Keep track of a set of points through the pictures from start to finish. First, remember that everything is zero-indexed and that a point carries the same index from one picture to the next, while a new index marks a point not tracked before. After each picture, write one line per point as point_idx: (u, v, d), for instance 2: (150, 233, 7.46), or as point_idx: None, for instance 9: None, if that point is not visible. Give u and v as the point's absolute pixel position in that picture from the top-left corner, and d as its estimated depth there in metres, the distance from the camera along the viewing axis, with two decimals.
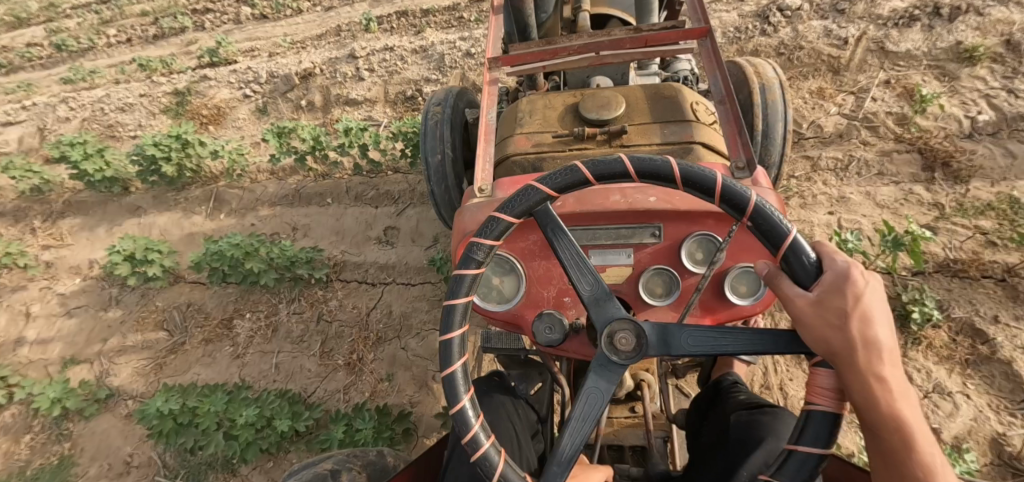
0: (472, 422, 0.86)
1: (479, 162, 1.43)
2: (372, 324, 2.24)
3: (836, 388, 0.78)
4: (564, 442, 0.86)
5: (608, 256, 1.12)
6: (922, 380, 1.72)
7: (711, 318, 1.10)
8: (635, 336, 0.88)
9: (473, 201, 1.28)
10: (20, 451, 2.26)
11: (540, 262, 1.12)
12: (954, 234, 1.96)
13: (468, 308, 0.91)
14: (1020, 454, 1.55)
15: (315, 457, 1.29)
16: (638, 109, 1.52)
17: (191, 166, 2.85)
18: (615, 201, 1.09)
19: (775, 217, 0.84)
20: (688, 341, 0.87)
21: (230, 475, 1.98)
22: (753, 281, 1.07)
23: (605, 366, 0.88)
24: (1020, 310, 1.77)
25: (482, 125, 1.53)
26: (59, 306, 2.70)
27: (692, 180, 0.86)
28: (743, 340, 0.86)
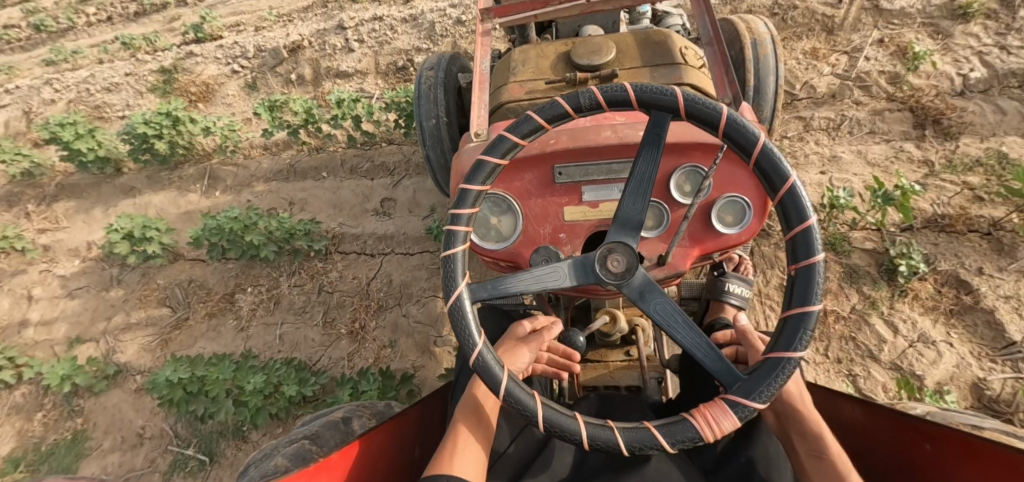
0: (466, 206, 0.99)
1: (474, 109, 1.50)
2: (373, 293, 2.28)
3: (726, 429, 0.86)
4: (512, 282, 0.98)
5: (601, 192, 1.17)
6: (908, 330, 1.78)
7: (699, 249, 1.14)
8: (625, 268, 0.97)
9: (471, 144, 1.36)
10: (34, 428, 2.32)
11: (536, 201, 1.18)
12: (942, 190, 2.00)
13: (535, 130, 0.99)
14: (998, 396, 1.64)
15: (328, 409, 1.46)
16: (628, 54, 1.53)
17: (183, 143, 2.83)
18: (607, 137, 1.15)
19: (815, 284, 0.86)
20: (652, 304, 0.96)
21: (242, 440, 2.06)
22: (739, 210, 1.13)
23: (586, 266, 0.98)
24: (1004, 261, 1.82)
25: (475, 74, 1.62)
26: (60, 288, 2.73)
27: (792, 196, 0.89)
28: (693, 333, 0.94)
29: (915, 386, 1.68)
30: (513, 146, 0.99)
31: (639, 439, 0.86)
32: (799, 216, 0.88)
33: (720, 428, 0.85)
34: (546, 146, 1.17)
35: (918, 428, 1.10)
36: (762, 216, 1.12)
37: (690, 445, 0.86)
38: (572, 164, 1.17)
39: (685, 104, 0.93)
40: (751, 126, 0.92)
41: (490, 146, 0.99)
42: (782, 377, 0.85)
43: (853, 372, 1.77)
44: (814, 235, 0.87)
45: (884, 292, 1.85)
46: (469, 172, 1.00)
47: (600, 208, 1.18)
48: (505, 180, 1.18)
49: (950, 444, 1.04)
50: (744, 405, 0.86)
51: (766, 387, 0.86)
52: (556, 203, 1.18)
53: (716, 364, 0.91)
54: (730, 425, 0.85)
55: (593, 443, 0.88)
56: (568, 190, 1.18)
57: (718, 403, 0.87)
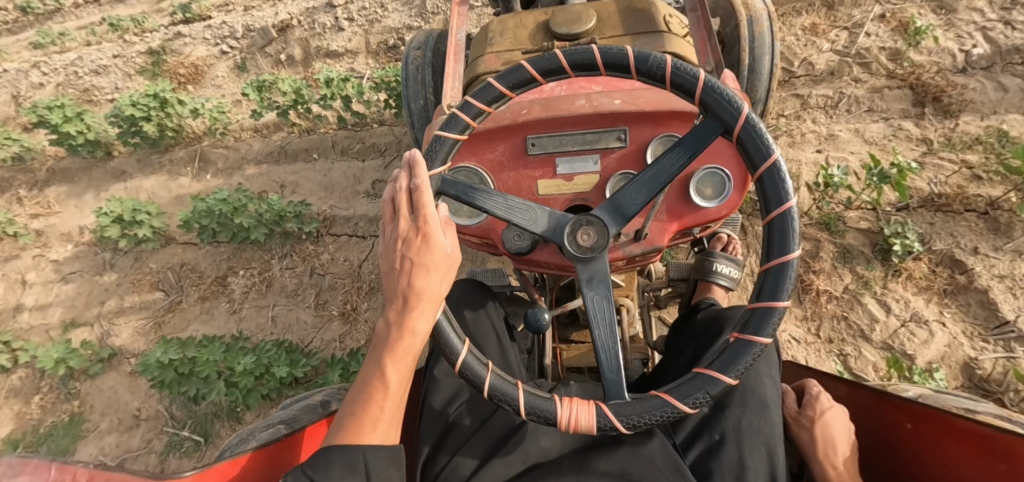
0: (483, 104, 1.04)
1: (449, 81, 1.53)
2: (364, 275, 2.27)
3: (587, 424, 0.89)
4: (484, 201, 1.03)
5: (576, 165, 1.15)
6: (900, 309, 1.77)
7: (678, 223, 1.12)
8: (593, 244, 0.97)
9: (441, 117, 1.36)
10: (32, 411, 2.34)
11: (509, 174, 1.17)
12: (940, 170, 1.97)
13: (586, 63, 0.99)
14: (989, 376, 1.63)
15: (306, 393, 1.51)
16: (610, 22, 1.53)
17: (172, 126, 2.80)
18: (581, 105, 1.16)
19: (743, 359, 0.89)
20: (592, 289, 0.98)
21: (236, 422, 2.06)
22: (719, 182, 1.10)
23: (556, 217, 1.00)
24: (1000, 241, 1.80)
25: (449, 45, 1.60)
26: (54, 273, 2.73)
27: (779, 272, 0.89)
28: (610, 335, 0.96)
29: (906, 367, 1.67)
30: (557, 70, 1.01)
31: (502, 391, 0.92)
32: (774, 294, 0.89)
33: (577, 420, 0.89)
34: (518, 116, 1.18)
35: (900, 407, 1.09)
36: (741, 189, 1.11)
37: (542, 421, 0.91)
38: (546, 135, 1.16)
39: (743, 127, 0.94)
40: (789, 189, 0.92)
41: (537, 60, 1.01)
42: (663, 411, 0.89)
43: (844, 352, 1.77)
44: (773, 318, 0.88)
45: (878, 272, 1.84)
46: (508, 70, 1.03)
47: (575, 181, 1.14)
48: (477, 152, 1.19)
49: (934, 423, 1.03)
50: (609, 417, 0.90)
51: (634, 416, 0.89)
52: (530, 176, 1.16)
53: (612, 376, 0.94)
54: (587, 426, 0.89)
55: (464, 371, 0.95)
56: (541, 162, 1.16)
57: (591, 405, 0.90)
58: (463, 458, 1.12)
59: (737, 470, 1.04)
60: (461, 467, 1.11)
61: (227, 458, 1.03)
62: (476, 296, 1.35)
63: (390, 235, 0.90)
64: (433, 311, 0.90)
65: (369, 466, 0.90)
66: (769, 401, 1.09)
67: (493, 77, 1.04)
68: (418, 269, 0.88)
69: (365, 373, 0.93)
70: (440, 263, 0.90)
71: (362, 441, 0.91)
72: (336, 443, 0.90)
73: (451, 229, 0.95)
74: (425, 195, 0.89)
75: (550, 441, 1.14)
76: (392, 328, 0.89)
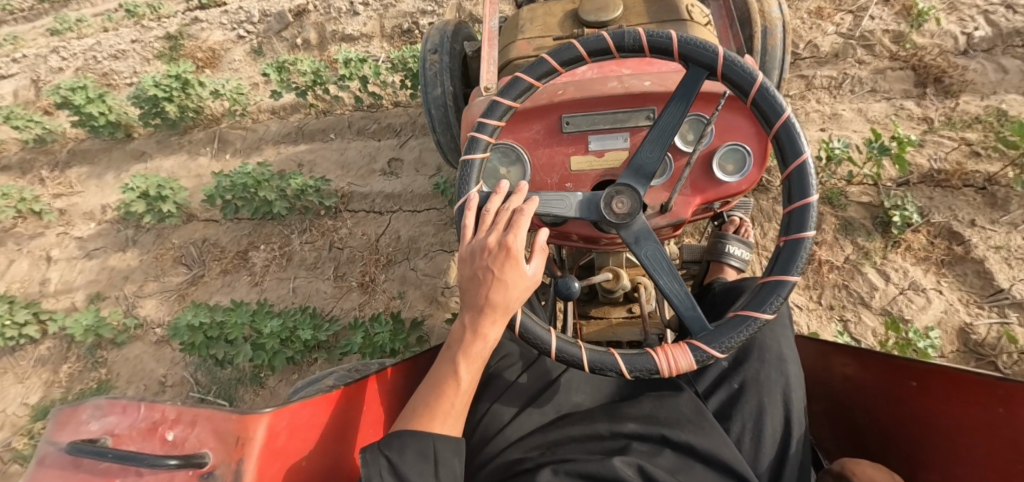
0: (495, 116, 1.12)
1: (485, 65, 1.54)
2: (382, 248, 2.34)
3: (689, 366, 0.98)
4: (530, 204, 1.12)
5: (606, 142, 1.23)
6: (899, 278, 1.84)
7: (701, 197, 1.20)
8: (628, 210, 1.05)
9: (480, 99, 1.44)
10: (62, 379, 2.47)
11: (544, 150, 1.25)
12: (940, 146, 2.04)
13: (576, 60, 1.09)
14: (983, 340, 1.70)
15: (319, 376, 1.59)
16: (635, 11, 1.60)
17: (192, 107, 2.89)
18: (612, 87, 1.20)
19: (799, 256, 0.97)
20: (644, 249, 1.07)
21: (260, 386, 2.15)
22: (739, 158, 1.17)
23: (592, 200, 1.08)
24: (997, 215, 1.87)
25: (484, 32, 1.62)
26: (78, 250, 2.86)
27: (800, 173, 0.99)
28: (673, 281, 1.06)
29: (905, 331, 1.74)
30: (552, 72, 1.11)
31: (600, 361, 1.01)
32: (802, 193, 0.99)
33: (677, 366, 0.98)
34: (554, 96, 1.22)
35: (910, 369, 1.14)
36: (761, 163, 1.18)
37: (646, 375, 1.00)
38: (580, 114, 1.22)
39: (724, 64, 1.02)
40: (782, 101, 1.02)
41: (529, 67, 1.12)
42: (746, 331, 0.98)
43: (845, 317, 1.84)
44: (811, 213, 0.98)
45: (877, 244, 1.91)
46: (505, 86, 1.13)
47: (605, 157, 1.23)
48: (514, 130, 1.25)
49: (943, 383, 1.09)
50: (705, 351, 0.98)
51: (726, 341, 0.98)
52: (563, 152, 1.24)
53: (690, 313, 1.04)
54: (687, 367, 0.98)
55: (561, 355, 1.02)
56: (575, 140, 1.24)
57: (681, 345, 0.99)
58: (502, 405, 1.25)
59: (756, 418, 1.12)
60: (501, 414, 1.23)
61: (298, 400, 1.06)
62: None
63: (478, 243, 0.98)
64: (504, 322, 0.98)
65: (438, 455, 0.97)
66: (785, 355, 1.16)
67: (496, 95, 1.13)
68: (498, 284, 0.95)
69: (438, 371, 1.01)
70: (522, 288, 0.97)
71: (431, 430, 0.98)
72: (409, 427, 0.99)
73: (539, 254, 1.01)
74: (523, 216, 0.98)
75: (581, 396, 1.24)
76: (467, 331, 0.98)
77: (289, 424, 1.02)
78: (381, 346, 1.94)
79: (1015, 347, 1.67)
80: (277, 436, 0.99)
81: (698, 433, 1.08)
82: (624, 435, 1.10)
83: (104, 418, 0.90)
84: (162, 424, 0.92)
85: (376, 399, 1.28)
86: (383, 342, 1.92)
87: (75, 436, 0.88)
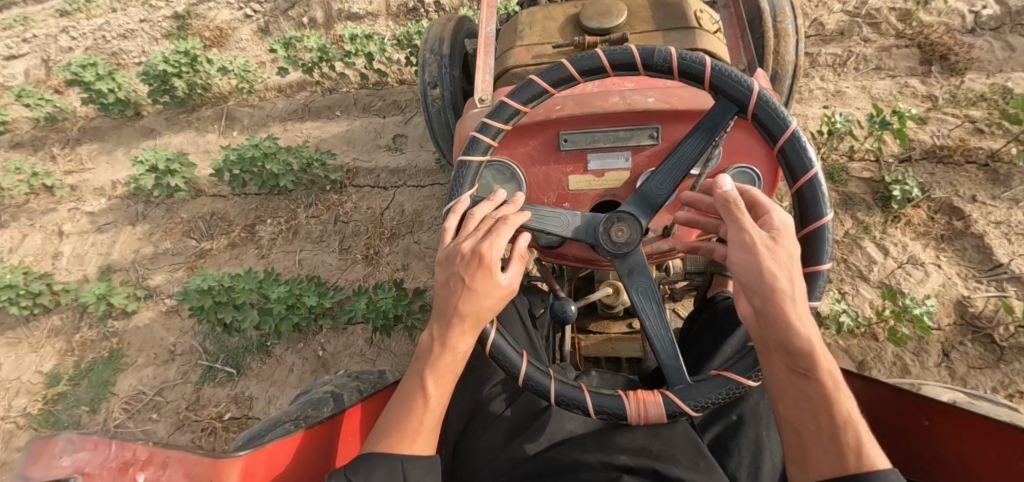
0: (503, 119, 1.12)
1: (480, 73, 1.52)
2: (386, 222, 2.37)
3: (659, 417, 0.97)
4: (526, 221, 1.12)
5: (606, 161, 1.23)
6: (897, 253, 1.85)
7: None
8: (626, 240, 1.07)
9: (473, 111, 1.42)
10: (74, 348, 2.54)
11: (540, 168, 1.25)
12: (943, 124, 2.04)
13: (596, 69, 1.08)
14: (980, 313, 1.71)
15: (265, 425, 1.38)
16: (639, 17, 1.62)
17: (200, 84, 2.93)
18: (614, 103, 1.19)
19: None
20: (636, 283, 1.07)
21: (267, 355, 2.21)
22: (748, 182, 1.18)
23: (592, 226, 1.10)
24: (998, 191, 1.87)
25: (480, 38, 1.60)
26: (89, 224, 2.91)
27: (817, 236, 0.98)
28: (660, 324, 1.05)
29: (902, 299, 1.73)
30: (569, 79, 1.09)
31: (569, 396, 1.00)
32: (814, 258, 0.98)
33: (646, 416, 0.96)
34: (551, 112, 1.22)
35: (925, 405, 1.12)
36: (771, 187, 1.18)
37: (613, 418, 0.98)
38: (578, 132, 1.22)
39: (756, 104, 1.02)
40: (811, 157, 1.01)
41: (544, 71, 1.10)
42: (730, 388, 0.95)
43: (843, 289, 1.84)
44: (819, 282, 0.97)
45: (877, 219, 1.91)
46: (518, 87, 1.12)
47: (605, 177, 1.23)
48: (510, 147, 1.26)
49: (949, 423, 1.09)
50: (677, 405, 0.96)
51: (701, 398, 0.96)
52: (560, 171, 1.25)
53: (671, 363, 1.02)
54: (657, 417, 0.97)
55: (529, 383, 1.03)
56: (574, 157, 1.24)
57: (656, 397, 0.97)
58: (493, 435, 1.25)
59: (754, 449, 1.16)
60: (491, 445, 1.23)
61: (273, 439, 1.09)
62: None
63: (455, 247, 1.01)
64: (474, 334, 0.98)
65: (408, 476, 0.94)
66: None
67: (505, 96, 1.12)
68: (468, 293, 0.96)
69: (406, 386, 1.00)
70: (498, 297, 0.99)
71: (401, 450, 0.96)
72: (376, 450, 0.96)
73: (516, 263, 1.02)
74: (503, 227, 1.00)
75: (574, 423, 1.22)
76: (434, 342, 0.98)
77: (263, 466, 1.06)
78: (385, 311, 1.96)
79: (1012, 318, 1.68)
80: (252, 475, 1.03)
81: (693, 469, 1.07)
82: (616, 467, 1.09)
83: (76, 452, 0.90)
84: (134, 465, 0.93)
85: (355, 432, 1.27)
86: (387, 306, 1.94)
87: (47, 471, 0.86)
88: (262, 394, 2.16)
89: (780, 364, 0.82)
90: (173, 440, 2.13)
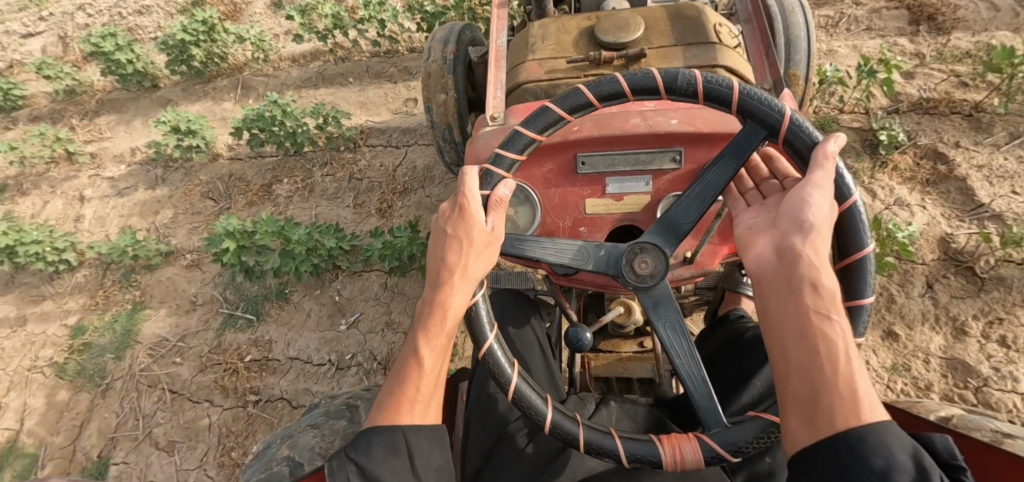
0: (516, 150, 1.01)
1: (491, 89, 1.44)
2: (399, 178, 2.48)
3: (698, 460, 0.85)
4: (538, 252, 1.00)
5: (626, 184, 1.13)
6: (885, 195, 1.95)
7: (728, 247, 1.12)
8: (651, 271, 0.95)
9: (485, 128, 1.30)
10: (97, 302, 2.64)
11: (555, 190, 1.15)
12: (930, 78, 2.14)
13: (618, 94, 0.96)
14: (962, 248, 1.81)
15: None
16: (658, 30, 1.53)
17: (218, 53, 3.05)
18: (636, 124, 1.10)
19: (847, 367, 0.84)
20: (662, 318, 0.94)
21: (285, 301, 2.32)
22: None
23: (615, 257, 0.97)
24: (980, 137, 1.98)
25: (491, 51, 1.57)
26: (109, 189, 3.02)
27: (857, 270, 0.84)
28: (692, 362, 0.92)
29: (887, 226, 1.86)
30: (588, 106, 0.99)
31: (600, 442, 0.88)
32: (852, 294, 0.83)
33: (683, 459, 0.85)
34: (569, 133, 1.12)
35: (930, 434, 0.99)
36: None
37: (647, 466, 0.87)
38: (596, 153, 1.12)
39: (789, 128, 0.89)
40: (851, 186, 0.87)
41: (560, 97, 1.00)
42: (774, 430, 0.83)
43: None
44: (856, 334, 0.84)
45: (866, 164, 2.02)
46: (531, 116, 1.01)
47: (625, 201, 1.13)
48: (523, 168, 1.15)
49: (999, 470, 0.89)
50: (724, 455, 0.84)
51: (739, 442, 0.84)
52: (577, 194, 1.14)
53: (707, 405, 0.89)
54: (694, 463, 0.85)
55: (553, 430, 0.90)
56: (591, 181, 1.14)
57: (692, 439, 0.85)
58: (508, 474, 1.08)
59: None
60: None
61: None
62: (519, 313, 1.37)
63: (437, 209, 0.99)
64: (468, 289, 0.93)
65: (412, 447, 0.86)
66: None
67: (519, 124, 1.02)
68: (452, 243, 0.94)
69: (402, 355, 0.92)
70: (473, 234, 0.94)
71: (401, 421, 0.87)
72: (375, 424, 0.87)
73: (497, 209, 0.97)
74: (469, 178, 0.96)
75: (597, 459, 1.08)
76: (428, 305, 0.92)
77: None
78: (400, 249, 2.04)
79: (990, 251, 1.78)
80: None
81: None
82: None
83: None
84: None
85: None
86: (402, 243, 2.03)
87: None
88: (280, 338, 2.25)
89: (801, 303, 0.75)
90: (197, 381, 2.24)
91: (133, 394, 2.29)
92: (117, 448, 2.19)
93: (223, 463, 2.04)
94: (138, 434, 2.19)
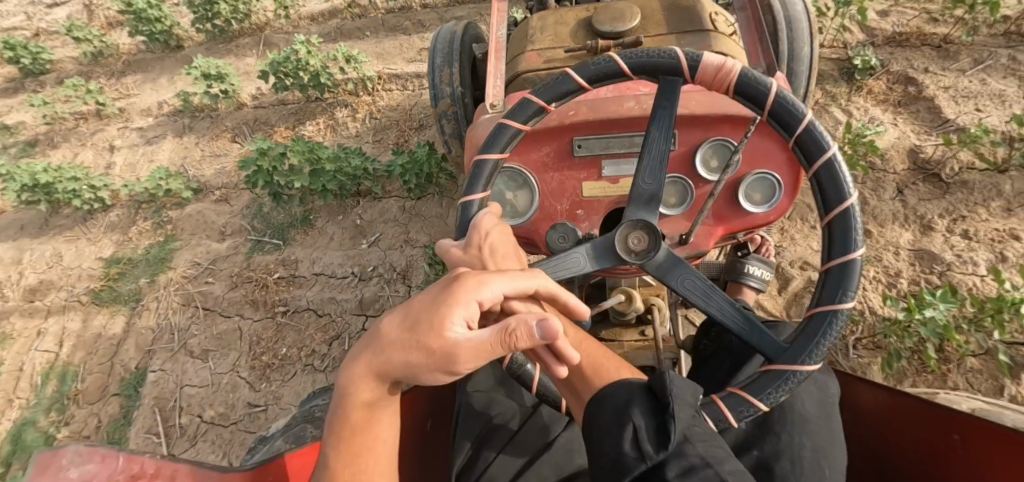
0: (503, 141, 1.01)
1: (491, 78, 1.51)
2: (415, 115, 2.68)
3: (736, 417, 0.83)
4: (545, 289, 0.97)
5: (621, 168, 1.11)
6: (861, 115, 2.14)
7: (724, 227, 1.10)
8: (646, 246, 0.94)
9: (485, 117, 1.36)
10: (129, 238, 2.81)
11: (553, 175, 1.13)
12: (903, 15, 2.35)
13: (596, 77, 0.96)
14: (929, 158, 2.00)
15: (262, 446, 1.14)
16: (653, 20, 1.54)
17: (242, 10, 3.24)
18: (630, 108, 1.08)
19: (848, 281, 0.83)
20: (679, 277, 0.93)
21: (310, 226, 2.51)
22: (768, 189, 1.07)
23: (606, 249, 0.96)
24: (947, 64, 2.17)
25: (491, 42, 1.65)
26: (139, 138, 3.20)
27: (828, 172, 0.86)
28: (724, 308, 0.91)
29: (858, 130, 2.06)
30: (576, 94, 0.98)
31: None
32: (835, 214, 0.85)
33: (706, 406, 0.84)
34: (565, 117, 1.10)
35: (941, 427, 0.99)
36: (792, 193, 1.07)
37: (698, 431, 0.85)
38: (592, 137, 1.10)
39: (774, 104, 0.89)
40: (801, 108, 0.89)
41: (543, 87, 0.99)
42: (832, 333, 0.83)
43: None
44: (853, 271, 0.83)
45: (843, 89, 2.22)
46: (516, 107, 1.01)
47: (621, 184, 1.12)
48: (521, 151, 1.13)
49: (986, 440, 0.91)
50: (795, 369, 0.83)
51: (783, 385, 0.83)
52: (574, 178, 1.13)
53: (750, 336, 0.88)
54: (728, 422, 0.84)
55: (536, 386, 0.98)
56: (587, 164, 1.12)
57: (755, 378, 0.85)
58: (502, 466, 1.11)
59: None
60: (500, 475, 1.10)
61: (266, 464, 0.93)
62: None
63: None
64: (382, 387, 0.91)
65: None
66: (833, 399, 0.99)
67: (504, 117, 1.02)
68: None
69: None
70: None
71: None
72: None
73: None
74: None
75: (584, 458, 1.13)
76: None
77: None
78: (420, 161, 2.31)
79: (955, 159, 1.96)
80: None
81: None
82: None
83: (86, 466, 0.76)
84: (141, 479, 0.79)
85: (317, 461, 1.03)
86: (422, 155, 2.28)
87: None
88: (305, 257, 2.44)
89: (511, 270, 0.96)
90: (228, 297, 2.42)
91: (168, 312, 2.46)
92: (154, 358, 2.36)
93: (254, 365, 2.21)
94: (174, 345, 2.36)
